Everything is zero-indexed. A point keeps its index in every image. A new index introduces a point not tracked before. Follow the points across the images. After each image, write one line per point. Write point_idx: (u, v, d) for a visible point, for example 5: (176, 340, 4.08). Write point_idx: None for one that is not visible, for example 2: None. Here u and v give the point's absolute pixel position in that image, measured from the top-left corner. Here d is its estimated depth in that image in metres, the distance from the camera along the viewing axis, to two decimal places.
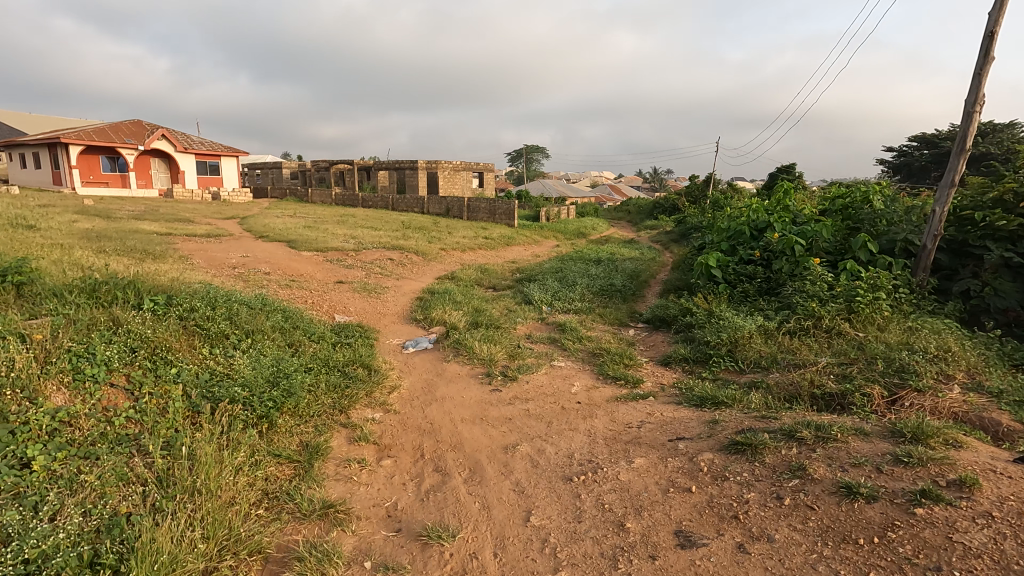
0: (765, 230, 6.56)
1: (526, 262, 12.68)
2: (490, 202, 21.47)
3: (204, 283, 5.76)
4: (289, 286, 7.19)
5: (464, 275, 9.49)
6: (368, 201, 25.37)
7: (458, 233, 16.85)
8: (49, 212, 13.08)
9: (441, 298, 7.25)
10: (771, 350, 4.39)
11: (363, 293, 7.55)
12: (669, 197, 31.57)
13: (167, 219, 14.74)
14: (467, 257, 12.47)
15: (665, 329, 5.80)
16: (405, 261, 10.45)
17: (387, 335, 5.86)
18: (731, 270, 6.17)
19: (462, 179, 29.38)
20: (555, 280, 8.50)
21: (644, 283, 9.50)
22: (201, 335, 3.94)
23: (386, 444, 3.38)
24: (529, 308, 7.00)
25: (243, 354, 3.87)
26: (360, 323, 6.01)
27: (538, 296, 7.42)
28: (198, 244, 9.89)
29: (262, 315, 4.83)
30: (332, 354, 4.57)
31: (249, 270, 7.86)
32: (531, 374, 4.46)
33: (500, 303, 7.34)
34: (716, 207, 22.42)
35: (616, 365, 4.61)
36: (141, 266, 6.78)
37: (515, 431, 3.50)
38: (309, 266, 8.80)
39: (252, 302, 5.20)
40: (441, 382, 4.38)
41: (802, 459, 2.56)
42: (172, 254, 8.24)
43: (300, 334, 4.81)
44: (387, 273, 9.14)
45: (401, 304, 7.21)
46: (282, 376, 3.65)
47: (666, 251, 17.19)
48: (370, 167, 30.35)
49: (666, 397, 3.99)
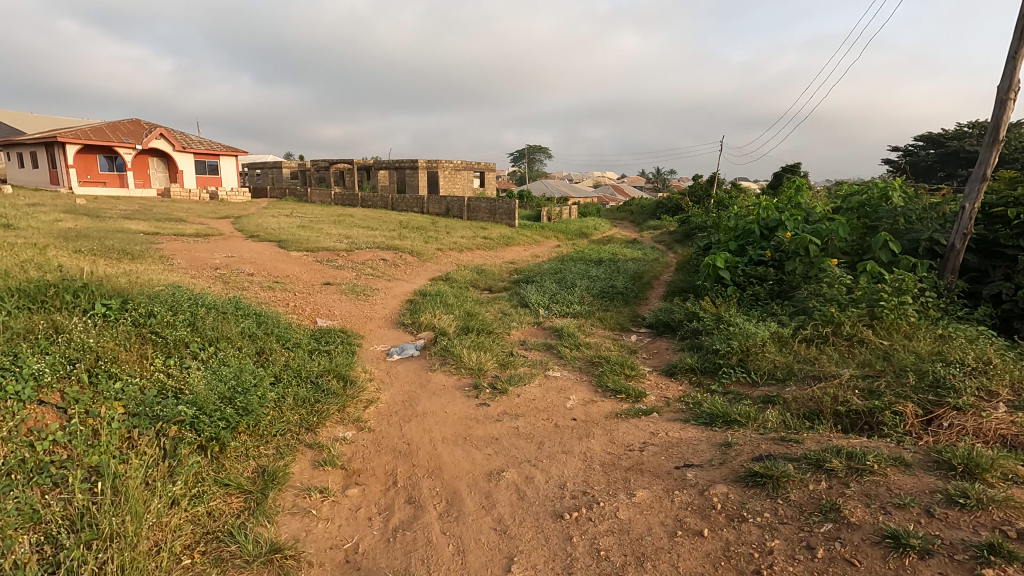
0: (776, 229, 6.17)
1: (525, 263, 12.29)
2: (490, 202, 21.12)
3: (176, 285, 5.39)
4: (272, 288, 6.81)
5: (459, 276, 9.11)
6: (368, 201, 25.03)
7: (456, 232, 16.47)
8: (36, 212, 12.76)
9: (433, 301, 6.87)
10: (787, 360, 3.99)
11: (351, 295, 7.17)
12: (673, 196, 31.15)
13: (158, 219, 14.41)
14: (464, 257, 12.09)
15: (670, 335, 5.40)
16: (399, 262, 10.07)
17: (372, 341, 5.47)
18: (741, 271, 5.77)
19: (462, 179, 29.00)
20: (554, 281, 8.10)
21: (647, 284, 9.11)
22: (155, 345, 3.56)
23: (356, 469, 2.99)
24: (525, 312, 6.61)
25: (200, 366, 3.48)
26: (343, 328, 5.62)
27: (535, 299, 7.03)
28: (184, 244, 9.53)
29: (232, 319, 4.45)
30: (305, 363, 4.18)
31: (232, 271, 7.49)
32: (522, 387, 4.06)
33: (495, 306, 6.95)
34: (721, 207, 22.00)
35: (616, 376, 4.22)
36: (114, 268, 6.42)
37: (502, 453, 3.10)
38: (297, 267, 8.43)
39: (223, 306, 4.82)
40: (423, 395, 3.99)
41: (834, 498, 2.17)
42: (153, 255, 7.88)
43: (272, 341, 4.42)
44: (379, 274, 8.76)
45: (391, 307, 6.83)
46: (241, 390, 3.26)
47: (670, 251, 16.82)
48: (370, 166, 30.02)
49: (672, 414, 3.59)
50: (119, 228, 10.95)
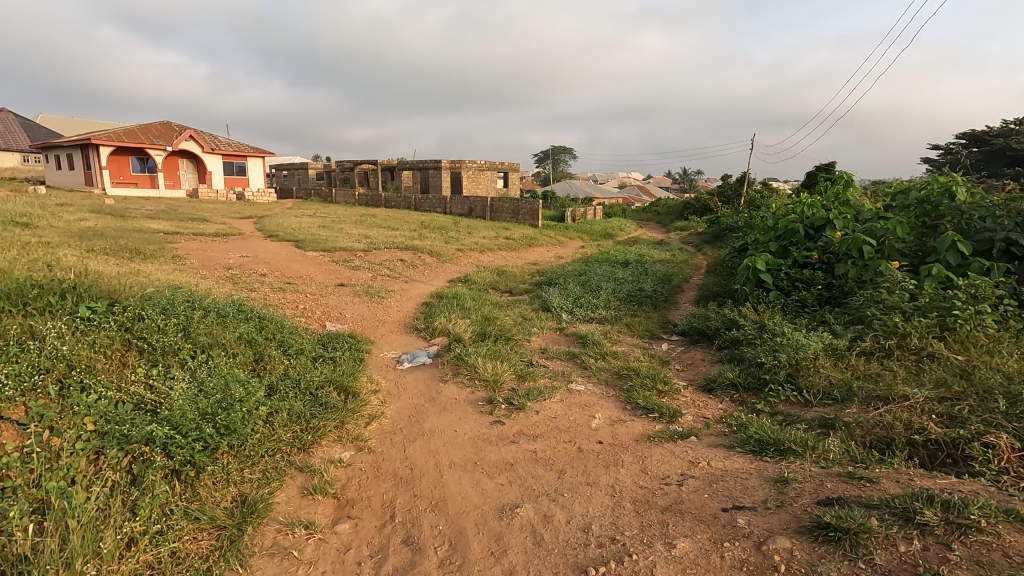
0: (822, 228, 5.63)
1: (548, 264, 11.87)
2: (514, 203, 20.76)
3: (179, 286, 5.14)
4: (283, 289, 6.53)
5: (479, 278, 8.75)
6: (390, 202, 24.91)
7: (478, 233, 16.11)
8: (61, 211, 12.85)
9: (450, 304, 6.50)
10: (845, 377, 3.50)
11: (365, 297, 6.85)
12: (701, 197, 30.33)
13: (181, 219, 14.40)
14: (485, 258, 11.73)
15: (706, 344, 4.92)
16: (418, 263, 9.76)
17: (383, 347, 5.12)
18: (784, 275, 5.26)
19: (486, 179, 28.71)
20: (577, 284, 7.67)
21: (677, 287, 8.60)
22: (139, 352, 3.26)
23: (349, 499, 2.62)
24: (547, 316, 6.19)
25: (187, 376, 3.17)
26: (352, 333, 5.28)
27: (557, 302, 6.61)
28: (201, 244, 9.38)
29: (230, 323, 4.14)
30: (305, 372, 3.84)
31: (244, 271, 7.25)
32: (541, 403, 3.65)
33: (515, 310, 6.54)
34: (751, 207, 21.21)
35: (647, 391, 3.77)
36: (123, 268, 6.22)
37: (516, 483, 2.70)
38: (312, 267, 8.17)
39: (224, 308, 4.52)
40: (432, 410, 3.61)
41: (935, 566, 1.70)
42: (167, 254, 7.71)
43: (272, 347, 4.09)
44: (395, 275, 8.45)
45: (405, 310, 6.49)
46: (227, 404, 2.93)
47: (699, 252, 16.19)
48: (394, 166, 29.95)
49: (712, 439, 3.13)
50: (139, 227, 10.88)
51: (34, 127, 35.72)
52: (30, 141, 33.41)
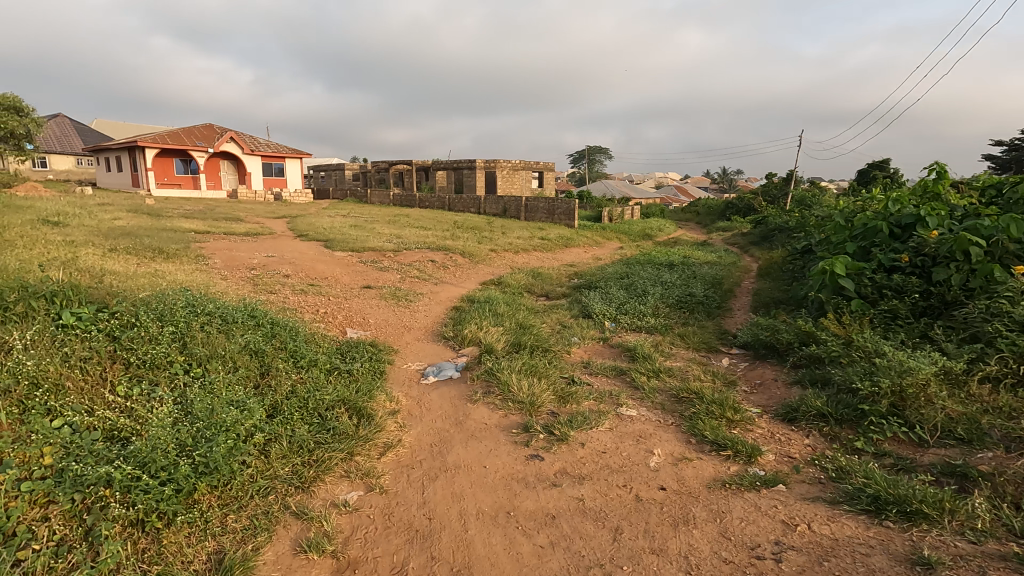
0: (911, 226, 4.85)
1: (586, 266, 11.23)
2: (549, 203, 20.19)
3: (191, 289, 4.77)
4: (305, 292, 6.13)
5: (513, 280, 8.22)
6: (425, 201, 24.66)
7: (512, 233, 15.59)
8: (100, 210, 12.95)
9: (481, 309, 5.97)
10: (972, 411, 2.80)
11: (392, 300, 6.39)
12: (744, 197, 29.11)
13: (217, 218, 14.34)
14: (520, 259, 11.20)
15: (776, 361, 4.23)
16: (449, 264, 9.28)
17: (407, 357, 4.62)
18: (868, 280, 4.52)
19: (521, 178, 28.20)
20: (620, 288, 7.03)
21: (729, 292, 7.86)
22: (123, 367, 2.83)
23: (352, 560, 2.10)
24: (588, 325, 5.59)
25: (173, 397, 2.72)
26: (374, 341, 4.81)
27: (599, 309, 6.00)
28: (228, 243, 9.12)
29: (235, 330, 3.70)
30: (315, 389, 3.37)
31: (268, 272, 6.90)
32: (587, 432, 3.07)
33: (553, 317, 5.96)
34: (801, 206, 20.05)
35: (715, 420, 3.14)
36: (142, 270, 5.93)
37: (560, 546, 2.13)
38: (338, 268, 7.78)
39: (234, 313, 4.10)
40: (458, 438, 3.07)
41: None
42: (191, 253, 7.44)
43: (281, 358, 3.64)
44: (425, 277, 7.99)
45: (434, 315, 6.00)
46: (213, 433, 2.46)
47: (746, 254, 15.29)
48: (428, 166, 29.75)
49: (806, 489, 2.48)
50: (170, 226, 10.76)
51: (87, 130, 37.05)
52: (83, 144, 34.71)
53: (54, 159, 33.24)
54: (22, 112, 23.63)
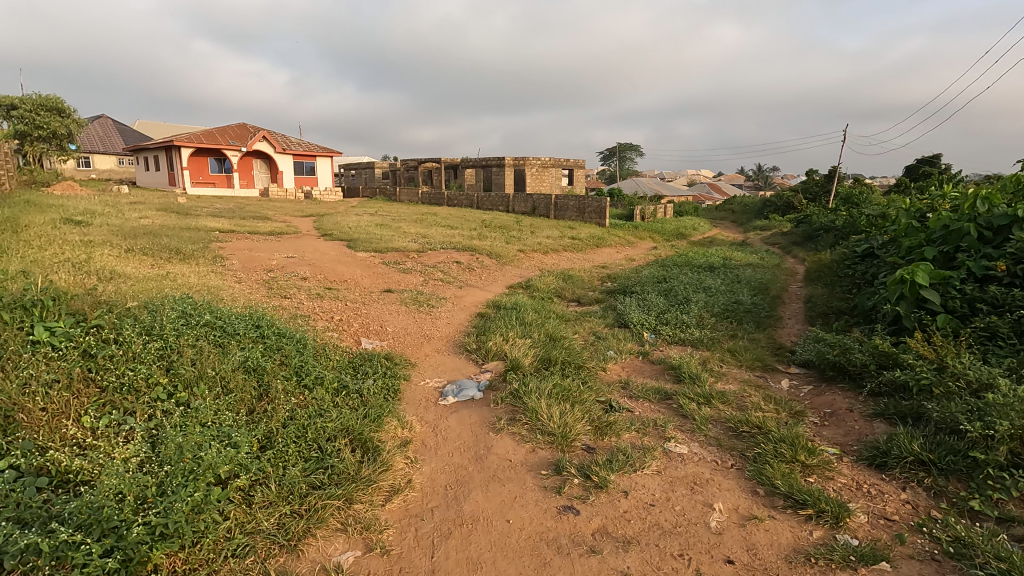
0: (1006, 229, 4.17)
1: (619, 268, 10.68)
2: (580, 201, 19.62)
3: (196, 297, 4.46)
4: (322, 297, 5.78)
5: (542, 283, 7.74)
6: (453, 199, 24.36)
7: (541, 232, 15.08)
8: (130, 209, 13.00)
9: (508, 317, 5.52)
10: None
11: (413, 306, 5.99)
12: (784, 195, 27.92)
13: (244, 217, 14.26)
14: (550, 260, 10.71)
15: (848, 386, 3.65)
16: (475, 265, 8.85)
17: (425, 373, 4.20)
18: (956, 292, 3.88)
19: (550, 176, 27.64)
20: (659, 294, 6.49)
21: (778, 299, 7.21)
22: (93, 394, 2.47)
23: None
24: (625, 337, 5.07)
25: (147, 430, 2.34)
26: (390, 354, 4.41)
27: (637, 318, 5.48)
28: (250, 243, 8.90)
29: (233, 345, 3.34)
30: (317, 416, 2.97)
31: (285, 274, 6.60)
32: (630, 476, 2.58)
33: (585, 327, 5.46)
34: (847, 205, 18.95)
35: (787, 464, 2.61)
36: (154, 273, 5.68)
37: None
38: (359, 270, 7.43)
39: (236, 323, 3.75)
40: (477, 479, 2.62)
41: None
42: (209, 254, 7.20)
43: (282, 376, 3.26)
44: (449, 279, 7.58)
45: (457, 323, 5.57)
46: (182, 480, 2.06)
47: (790, 255, 14.45)
48: (457, 164, 29.44)
49: (917, 570, 1.94)
50: (195, 226, 10.63)
51: (128, 131, 38.10)
52: (123, 144, 35.63)
53: (97, 159, 34.23)
54: (65, 114, 24.25)
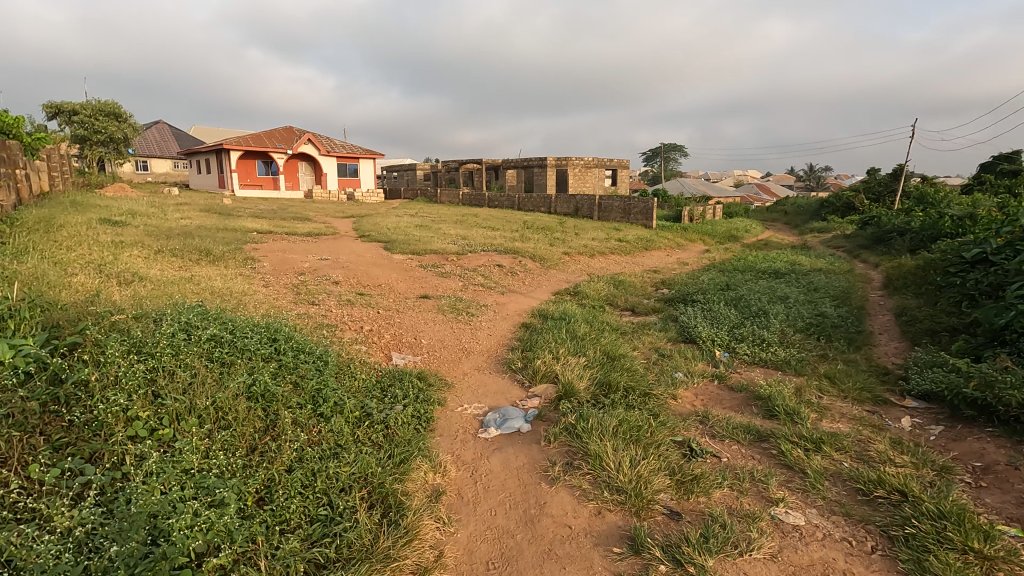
0: None
1: (672, 273, 9.89)
2: (625, 201, 18.80)
3: (212, 306, 4.04)
4: (352, 304, 5.29)
5: (591, 290, 7.08)
6: (494, 201, 23.90)
7: (586, 234, 14.35)
8: (175, 210, 13.10)
9: (556, 328, 4.89)
10: None
11: (450, 314, 5.43)
12: (844, 195, 26.20)
13: (286, 219, 14.16)
14: (597, 264, 10.02)
15: (998, 432, 2.85)
16: (518, 269, 8.26)
17: (463, 396, 3.62)
18: None
19: (593, 176, 26.84)
20: (727, 304, 5.72)
21: (865, 311, 6.30)
22: (52, 432, 1.99)
23: None
24: (694, 355, 4.36)
25: (108, 484, 1.85)
26: (423, 372, 3.86)
27: (706, 333, 4.75)
28: (285, 245, 8.60)
29: (239, 364, 2.84)
30: (331, 457, 2.44)
31: (316, 278, 6.19)
32: (733, 563, 1.91)
33: (645, 342, 4.79)
34: (920, 205, 17.43)
35: (958, 557, 1.88)
36: (179, 277, 5.32)
37: None
38: (395, 274, 6.96)
39: (247, 336, 3.27)
40: (527, 557, 2.01)
41: None
42: (241, 256, 6.89)
43: (292, 403, 2.74)
44: (490, 284, 7.02)
45: (499, 335, 4.98)
46: (133, 569, 1.54)
47: (859, 259, 13.25)
48: (498, 165, 28.98)
49: None
50: (234, 226, 10.45)
51: (183, 135, 39.52)
52: (178, 148, 36.95)
53: (153, 162, 35.54)
54: (122, 119, 25.09)
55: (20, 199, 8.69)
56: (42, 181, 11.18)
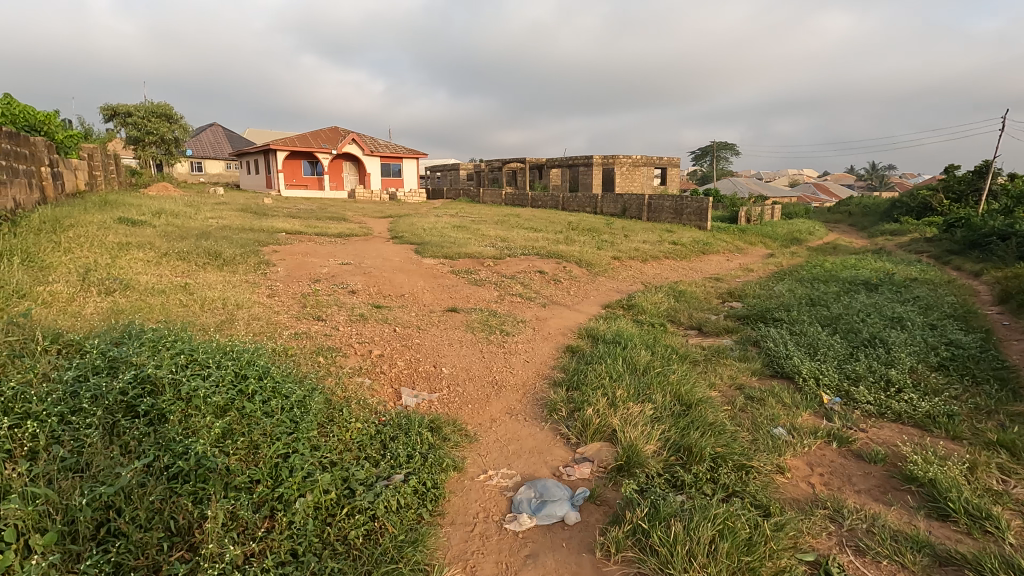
0: None
1: (737, 281, 8.69)
2: (676, 200, 17.51)
3: (183, 327, 3.29)
4: (365, 319, 4.46)
5: (646, 302, 6.06)
6: (537, 201, 22.95)
7: (635, 237, 13.18)
8: (212, 209, 12.87)
9: (610, 355, 3.92)
10: None
11: (481, 334, 4.54)
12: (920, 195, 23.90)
13: (321, 218, 13.69)
14: (651, 270, 8.95)
15: None
16: (562, 276, 7.31)
17: (489, 456, 2.71)
18: None
19: (642, 176, 25.48)
20: (825, 327, 4.58)
21: (999, 337, 5.01)
22: None
23: None
24: (795, 401, 3.30)
25: None
26: (436, 418, 2.96)
27: (807, 369, 3.66)
28: (308, 247, 7.95)
29: (171, 421, 2.05)
30: None
31: (330, 286, 5.45)
32: None
33: (725, 377, 3.75)
34: (1018, 206, 15.37)
35: None
36: (173, 285, 4.67)
37: None
38: (421, 281, 6.15)
39: (204, 376, 2.46)
40: None
41: None
42: (254, 258, 6.25)
43: (237, 484, 1.92)
44: (529, 294, 6.10)
45: (538, 362, 4.04)
46: None
47: (953, 266, 11.58)
48: (542, 163, 27.96)
49: None
50: (263, 227, 9.93)
51: (235, 137, 40.46)
52: (229, 149, 37.82)
53: (206, 163, 36.39)
54: (175, 120, 25.53)
55: (46, 198, 8.41)
56: (78, 180, 10.96)
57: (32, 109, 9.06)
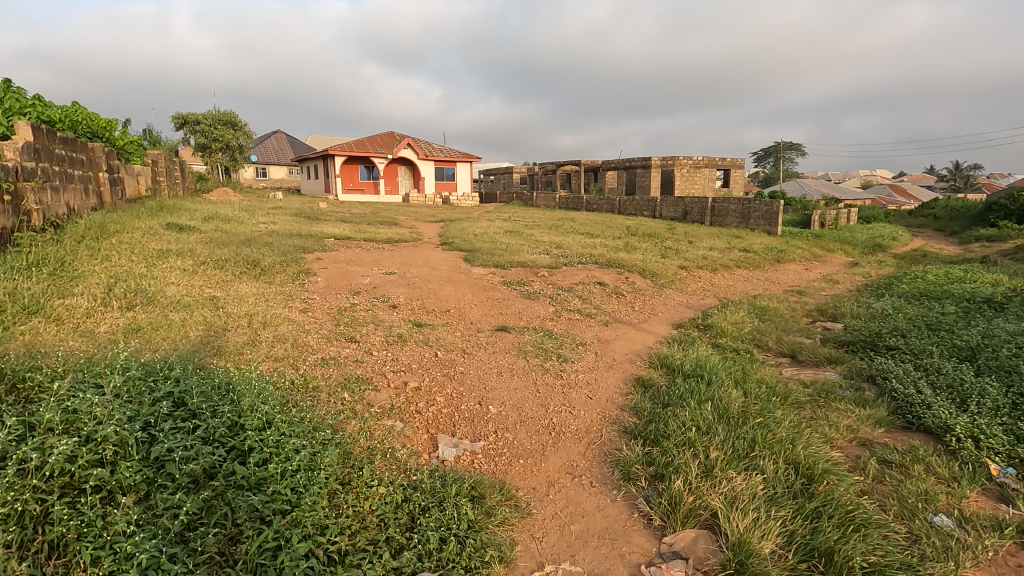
0: None
1: (824, 295, 7.66)
2: (744, 203, 16.29)
3: (192, 355, 2.84)
4: (403, 342, 3.92)
5: (725, 320, 5.25)
6: (593, 203, 22.08)
7: (700, 243, 12.19)
8: (267, 214, 12.89)
9: (694, 395, 3.19)
10: None
11: (534, 360, 3.90)
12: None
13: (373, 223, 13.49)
14: (722, 281, 8.06)
15: None
16: (624, 288, 6.57)
17: (546, 538, 2.08)
18: None
19: (704, 177, 24.16)
20: (964, 364, 3.66)
21: None
22: None
23: None
24: (954, 472, 2.48)
25: None
26: (479, 479, 2.35)
27: (959, 423, 2.81)
28: (353, 253, 7.58)
29: (125, 504, 1.56)
30: None
31: (370, 299, 4.97)
32: None
33: (846, 428, 2.95)
34: None
35: None
36: (202, 298, 4.30)
37: None
38: (469, 294, 5.58)
39: (191, 429, 1.96)
40: None
41: None
42: (295, 267, 5.87)
43: None
44: (588, 310, 5.42)
45: (604, 398, 3.36)
46: None
47: None
48: (597, 165, 27.08)
49: None
50: (312, 232, 9.71)
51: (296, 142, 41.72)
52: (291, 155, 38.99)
53: (269, 168, 37.66)
54: (239, 127, 26.39)
55: (103, 203, 8.45)
56: (140, 185, 11.13)
57: (94, 115, 9.17)
